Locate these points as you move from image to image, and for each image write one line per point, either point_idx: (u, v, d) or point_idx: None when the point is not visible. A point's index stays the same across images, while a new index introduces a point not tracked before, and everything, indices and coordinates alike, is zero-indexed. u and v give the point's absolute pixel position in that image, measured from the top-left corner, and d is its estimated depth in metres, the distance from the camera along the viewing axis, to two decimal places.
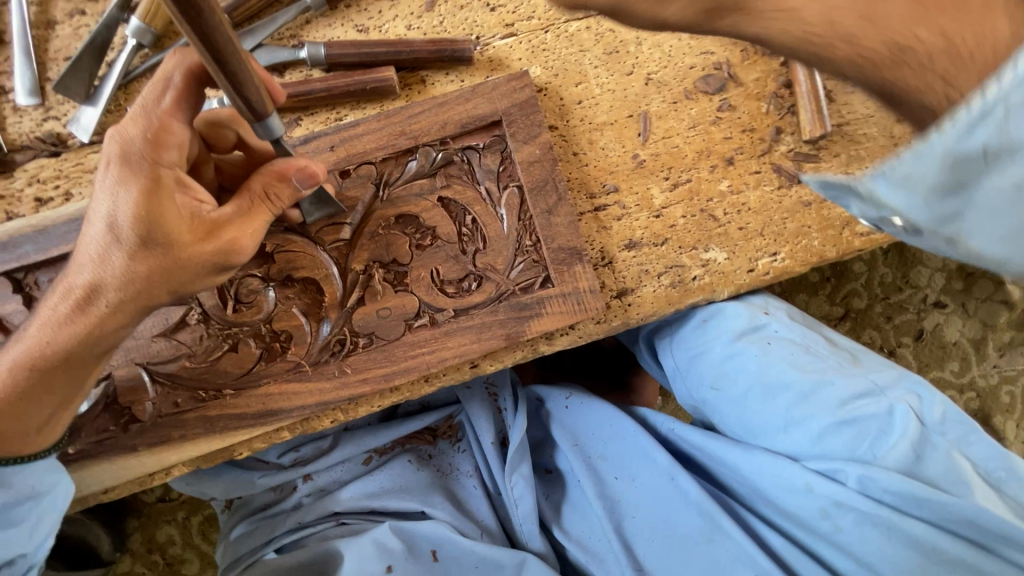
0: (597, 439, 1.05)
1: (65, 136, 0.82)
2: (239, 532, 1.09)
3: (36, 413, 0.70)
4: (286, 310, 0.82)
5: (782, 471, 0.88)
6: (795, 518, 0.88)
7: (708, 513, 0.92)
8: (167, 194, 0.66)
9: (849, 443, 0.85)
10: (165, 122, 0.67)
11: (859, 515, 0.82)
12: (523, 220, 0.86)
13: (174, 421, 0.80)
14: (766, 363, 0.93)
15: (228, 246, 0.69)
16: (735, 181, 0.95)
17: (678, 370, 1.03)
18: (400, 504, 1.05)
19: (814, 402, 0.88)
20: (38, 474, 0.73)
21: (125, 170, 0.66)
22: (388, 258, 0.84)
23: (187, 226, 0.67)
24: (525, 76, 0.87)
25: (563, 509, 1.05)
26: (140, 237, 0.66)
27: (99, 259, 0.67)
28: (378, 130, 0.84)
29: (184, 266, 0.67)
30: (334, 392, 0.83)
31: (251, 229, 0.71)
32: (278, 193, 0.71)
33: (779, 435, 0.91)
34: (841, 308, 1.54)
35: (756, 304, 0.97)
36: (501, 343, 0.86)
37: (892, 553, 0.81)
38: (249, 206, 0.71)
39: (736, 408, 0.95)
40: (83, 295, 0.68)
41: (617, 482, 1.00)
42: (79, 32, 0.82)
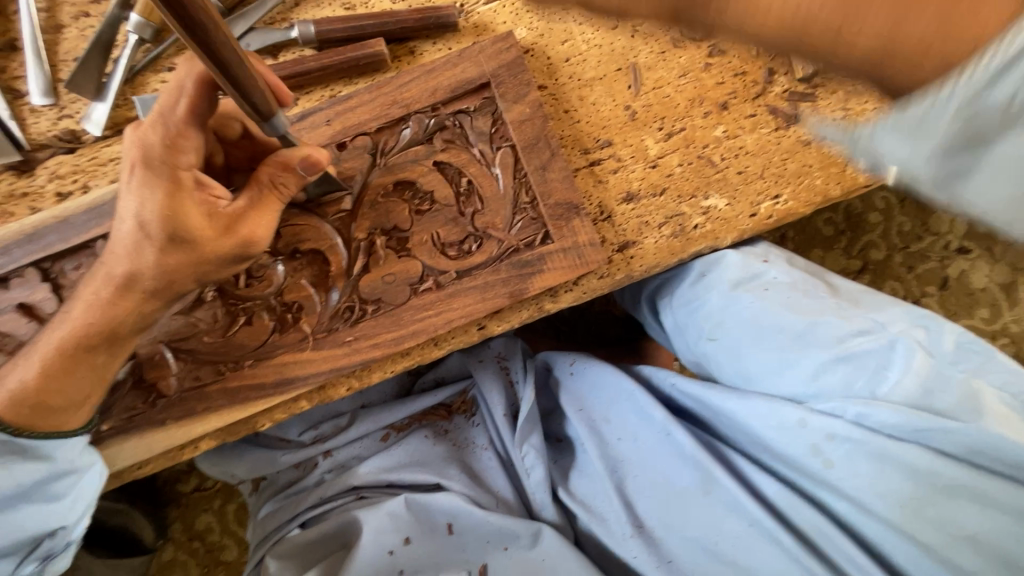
0: (600, 402, 1.05)
1: (80, 132, 0.86)
2: (266, 511, 1.13)
3: (70, 391, 0.75)
4: (295, 282, 0.85)
5: (775, 410, 0.86)
6: (789, 462, 0.87)
7: (701, 464, 0.91)
8: (186, 193, 0.71)
9: (846, 379, 0.85)
10: (181, 129, 0.72)
11: (853, 447, 0.81)
12: (519, 178, 0.88)
13: (197, 395, 0.84)
14: (762, 310, 0.92)
15: (249, 240, 0.74)
16: (730, 126, 0.94)
17: (678, 326, 1.03)
18: (417, 477, 1.06)
19: (807, 342, 0.87)
20: (77, 450, 0.78)
21: (154, 168, 0.70)
22: (389, 225, 0.86)
23: (208, 223, 0.72)
24: (510, 37, 0.88)
25: (569, 472, 1.05)
26: (167, 233, 0.70)
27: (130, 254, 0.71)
28: (371, 102, 0.86)
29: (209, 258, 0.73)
30: (345, 358, 0.85)
31: (266, 222, 0.76)
32: (286, 181, 0.75)
33: (774, 379, 0.90)
34: (859, 261, 1.51)
35: (756, 253, 0.96)
36: (506, 301, 0.87)
37: (887, 485, 0.79)
38: (260, 196, 0.75)
39: (732, 357, 0.94)
40: (119, 284, 0.73)
41: (620, 443, 1.00)
42: (85, 33, 0.87)
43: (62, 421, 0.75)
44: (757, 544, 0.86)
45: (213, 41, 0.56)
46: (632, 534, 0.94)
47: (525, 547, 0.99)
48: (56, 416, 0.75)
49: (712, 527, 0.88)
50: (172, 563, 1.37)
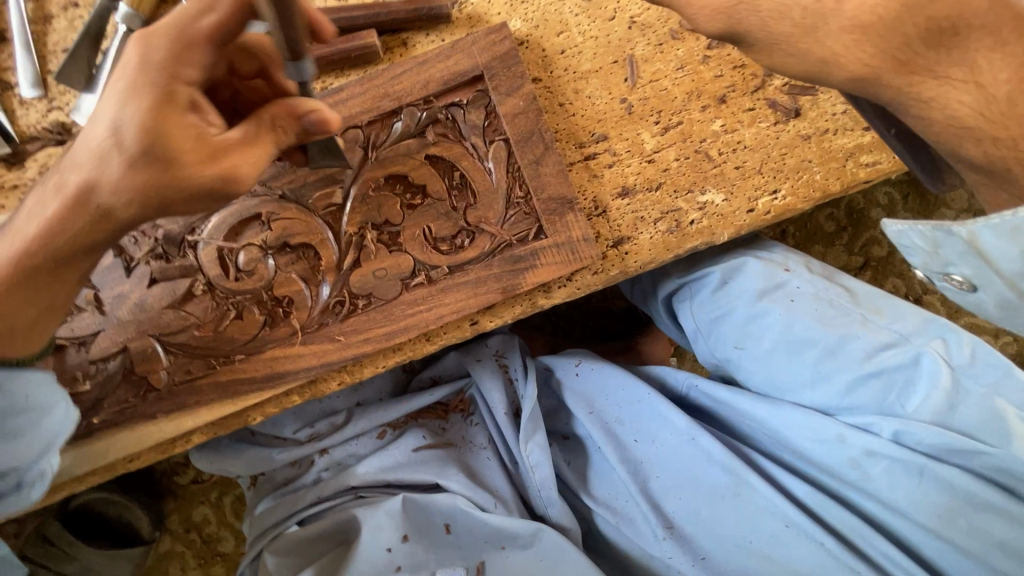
0: (614, 402, 1.00)
1: (69, 124, 0.85)
2: (263, 507, 1.13)
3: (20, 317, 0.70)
4: (286, 276, 0.84)
5: (812, 423, 0.85)
6: (825, 468, 0.86)
7: (733, 469, 0.88)
8: (177, 109, 0.66)
9: (878, 394, 0.83)
10: (195, 42, 0.68)
11: (892, 462, 0.80)
12: (512, 172, 0.86)
13: (188, 388, 0.84)
14: (790, 321, 0.88)
15: (230, 171, 0.67)
16: (728, 120, 0.93)
17: (699, 331, 0.99)
18: (415, 476, 1.06)
19: (839, 357, 0.85)
20: (36, 386, 0.75)
21: (140, 80, 0.65)
22: (380, 220, 0.85)
23: (191, 145, 0.66)
24: (504, 28, 0.87)
25: (587, 476, 1.03)
26: (144, 145, 0.64)
27: (96, 160, 0.65)
28: (362, 94, 0.85)
29: (180, 184, 0.65)
30: (337, 354, 0.85)
31: (252, 157, 0.69)
32: (286, 125, 0.71)
33: (805, 389, 0.88)
34: (861, 257, 1.49)
35: (777, 261, 0.93)
36: (498, 297, 0.86)
37: (923, 500, 0.78)
38: (256, 133, 0.70)
39: (760, 366, 0.91)
40: (74, 196, 0.66)
41: (637, 444, 0.97)
42: (73, 24, 0.86)
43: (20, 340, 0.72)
44: (797, 545, 0.83)
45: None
46: (663, 536, 0.91)
47: (523, 546, 1.00)
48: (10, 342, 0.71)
49: (747, 527, 0.86)
50: (170, 553, 1.38)
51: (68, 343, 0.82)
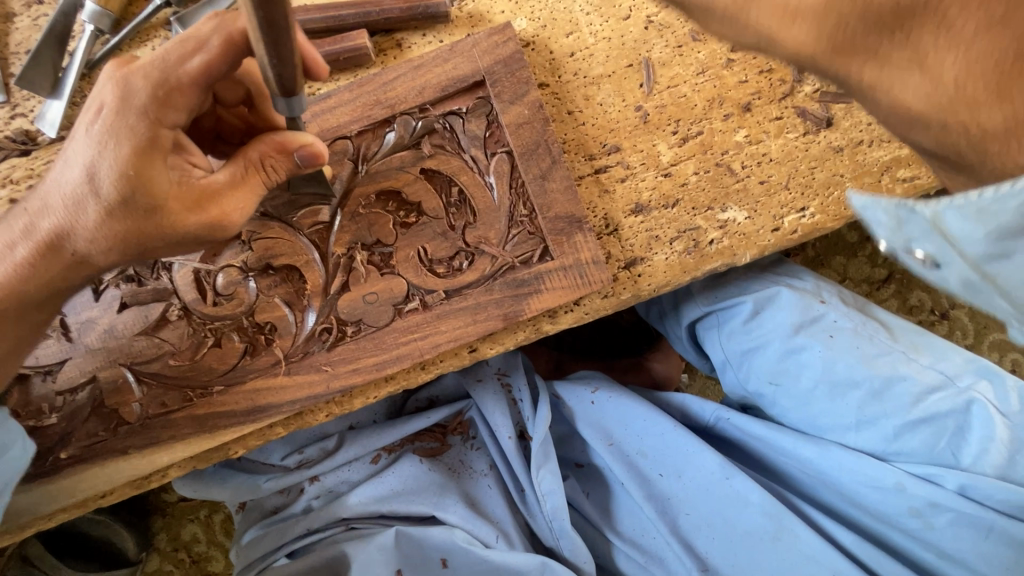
0: (633, 434, 0.92)
1: (35, 133, 0.79)
2: (250, 536, 1.07)
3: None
4: (268, 300, 0.77)
5: (866, 470, 0.77)
6: (874, 513, 0.79)
7: (774, 512, 0.81)
8: (160, 155, 0.61)
9: (930, 442, 0.75)
10: (180, 83, 0.61)
11: (956, 516, 0.72)
12: (515, 187, 0.79)
13: (163, 422, 0.77)
14: (832, 359, 0.80)
15: (218, 220, 0.63)
16: (753, 130, 0.85)
17: (729, 363, 0.90)
18: (410, 507, 0.99)
19: (886, 400, 0.77)
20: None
21: (118, 123, 0.60)
22: (371, 240, 0.78)
23: (176, 193, 0.62)
24: (508, 28, 0.79)
25: (612, 509, 0.96)
26: (120, 196, 0.60)
27: (72, 208, 0.62)
28: (352, 101, 0.77)
29: (166, 232, 0.62)
30: (324, 385, 0.78)
31: (241, 202, 0.65)
32: (274, 165, 0.65)
33: (848, 433, 0.80)
34: (885, 270, 1.40)
35: (810, 292, 0.85)
36: (499, 324, 0.79)
37: (991, 556, 0.71)
38: (243, 175, 0.65)
39: (798, 405, 0.83)
40: (46, 240, 0.63)
41: (663, 479, 0.88)
42: (38, 23, 0.79)
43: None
44: None
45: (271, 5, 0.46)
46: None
47: None
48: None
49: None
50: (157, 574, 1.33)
51: (33, 373, 0.76)
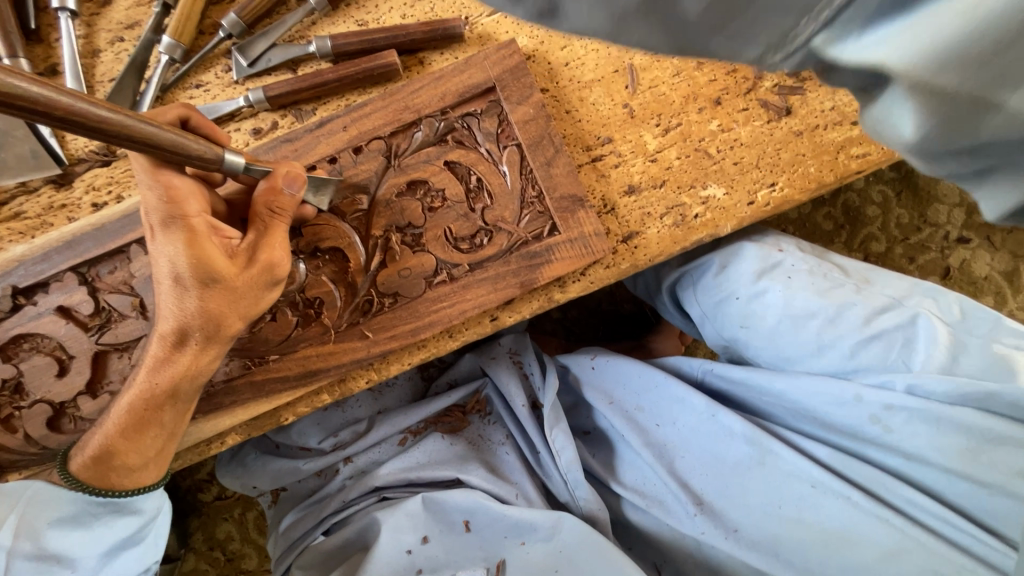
0: (632, 393, 1.09)
1: (115, 147, 0.93)
2: (289, 521, 1.15)
3: (151, 446, 0.80)
4: (317, 279, 0.89)
5: (831, 388, 0.93)
6: (842, 429, 0.95)
7: (755, 439, 0.96)
8: (205, 238, 0.74)
9: (884, 354, 0.93)
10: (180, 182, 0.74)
11: (911, 414, 0.88)
12: (525, 174, 0.92)
13: (225, 389, 0.88)
14: (790, 298, 0.99)
15: (270, 265, 0.77)
16: (724, 120, 0.99)
17: (705, 317, 1.10)
18: (435, 474, 1.08)
19: (840, 324, 0.96)
20: (156, 496, 0.87)
21: (167, 230, 0.73)
22: (404, 223, 0.91)
23: (229, 260, 0.75)
24: (513, 44, 0.94)
25: (615, 466, 1.08)
26: (199, 280, 0.73)
27: (176, 309, 0.75)
28: (384, 108, 0.91)
29: (242, 292, 0.76)
30: (366, 351, 0.89)
31: (280, 244, 0.78)
32: (281, 204, 0.78)
33: (812, 359, 0.98)
34: (860, 254, 1.53)
35: (770, 246, 1.04)
36: (516, 291, 0.91)
37: (941, 444, 0.86)
38: (265, 226, 0.77)
39: (766, 341, 1.02)
40: (171, 340, 0.76)
41: (660, 428, 1.05)
42: (120, 56, 0.94)
43: (141, 476, 0.81)
44: (824, 503, 0.89)
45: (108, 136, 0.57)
46: (694, 513, 0.96)
47: (542, 539, 1.01)
48: (133, 473, 0.80)
49: (774, 493, 0.92)
50: (194, 572, 1.39)
51: (111, 350, 0.87)
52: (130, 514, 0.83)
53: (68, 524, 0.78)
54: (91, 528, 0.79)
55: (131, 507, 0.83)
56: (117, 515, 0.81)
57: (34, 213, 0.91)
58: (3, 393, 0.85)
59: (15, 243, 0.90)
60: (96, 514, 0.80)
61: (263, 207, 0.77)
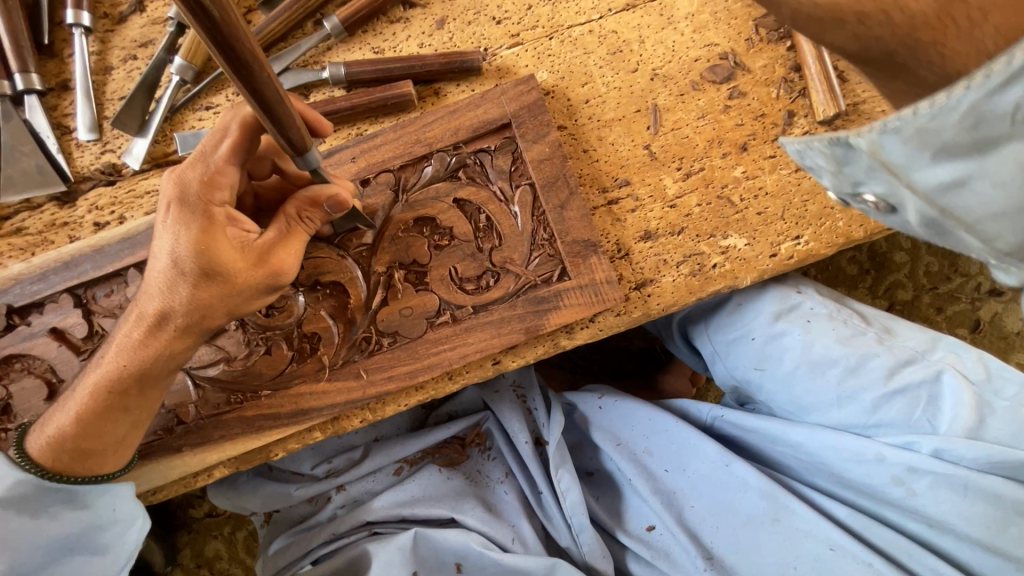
0: (640, 433, 1.04)
1: (120, 166, 0.91)
2: (277, 546, 1.10)
3: (108, 434, 0.76)
4: (315, 313, 0.86)
5: (852, 446, 0.90)
6: (862, 487, 0.92)
7: (771, 494, 0.93)
8: (219, 228, 0.71)
9: (908, 411, 0.90)
10: (220, 167, 0.72)
11: (936, 478, 0.85)
12: (537, 216, 0.89)
13: (214, 422, 0.85)
14: (810, 343, 0.95)
15: (279, 269, 0.74)
16: (750, 167, 0.94)
17: (718, 355, 1.05)
18: (430, 511, 1.03)
19: (862, 376, 0.92)
20: (118, 500, 0.80)
21: (182, 213, 0.71)
22: (408, 260, 0.87)
23: (238, 255, 0.71)
24: (532, 80, 0.90)
25: (621, 512, 1.04)
26: (201, 269, 0.70)
27: (166, 290, 0.71)
28: (396, 140, 0.88)
29: (242, 290, 0.72)
30: (361, 391, 0.86)
31: (293, 251, 0.76)
32: (311, 217, 0.77)
33: (831, 411, 0.95)
34: (885, 301, 1.46)
35: (789, 284, 0.99)
36: (521, 337, 0.87)
37: (967, 511, 0.83)
38: (287, 228, 0.76)
39: (782, 386, 0.98)
40: (153, 321, 0.72)
41: (669, 474, 1.00)
42: (132, 75, 0.92)
43: (98, 464, 0.77)
44: (845, 565, 0.87)
45: (260, 86, 0.55)
46: (704, 567, 0.93)
47: None
48: (89, 461, 0.76)
49: (790, 553, 0.90)
50: None
51: None
52: (78, 509, 0.76)
53: (13, 506, 0.73)
54: (36, 518, 0.74)
55: (83, 502, 0.77)
56: (61, 509, 0.76)
57: (36, 229, 0.90)
58: None
59: (15, 260, 0.88)
60: (47, 502, 0.75)
61: (295, 211, 0.76)
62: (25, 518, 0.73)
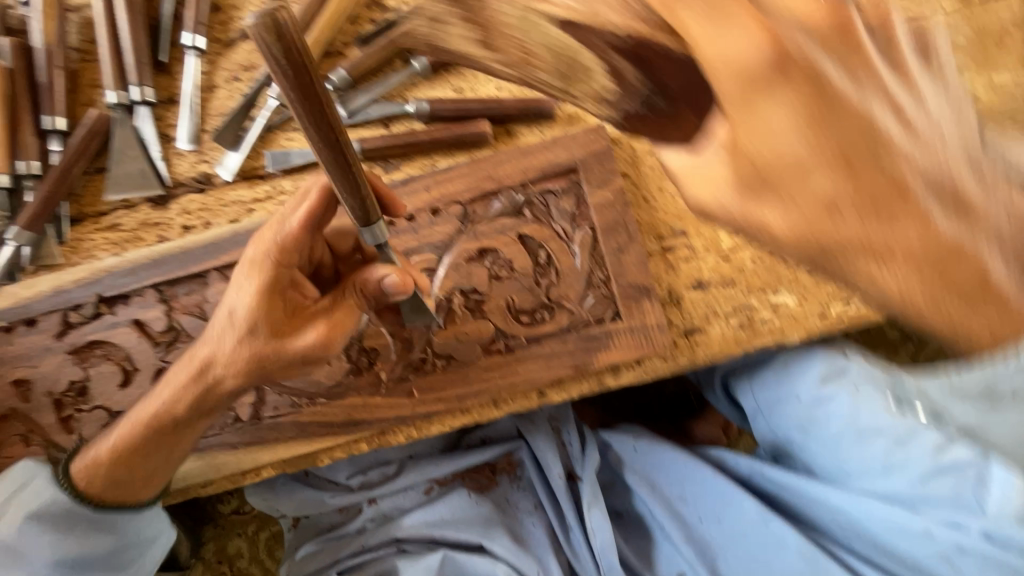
0: (674, 481, 1.05)
1: (212, 175, 0.98)
2: (305, 552, 1.13)
3: (146, 465, 0.82)
4: (375, 329, 0.90)
5: (896, 517, 0.90)
6: (905, 560, 0.91)
7: (809, 556, 0.93)
8: (279, 294, 0.78)
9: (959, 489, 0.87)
10: (292, 232, 0.79)
11: (984, 560, 0.83)
12: (595, 256, 0.92)
13: (271, 423, 0.89)
14: (856, 408, 0.95)
15: (324, 340, 0.80)
16: None
17: (760, 411, 1.06)
18: (460, 535, 1.06)
19: (910, 448, 0.90)
20: (144, 522, 0.90)
21: (250, 272, 0.78)
22: (469, 287, 0.91)
23: (281, 324, 0.79)
24: (601, 128, 0.95)
25: (653, 555, 1.06)
26: (248, 326, 0.77)
27: (217, 339, 0.78)
28: (468, 174, 0.94)
29: (282, 354, 0.79)
30: (412, 408, 0.90)
31: (340, 326, 0.81)
32: (369, 291, 0.82)
33: (876, 479, 0.94)
34: None
35: (837, 348, 0.99)
36: (569, 372, 0.90)
37: None
38: (337, 300, 0.82)
39: (826, 449, 0.98)
40: (199, 367, 0.79)
41: (702, 523, 1.02)
42: (233, 94, 1.00)
43: (133, 494, 0.85)
44: None
45: (339, 149, 0.61)
46: None
47: None
48: (127, 489, 0.84)
49: None
50: None
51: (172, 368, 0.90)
52: (105, 533, 0.86)
53: (53, 523, 0.84)
54: (71, 534, 0.85)
55: (110, 525, 0.87)
56: (93, 531, 0.86)
57: (129, 226, 0.97)
58: (68, 394, 0.89)
59: (107, 252, 0.96)
60: (80, 523, 0.85)
61: (354, 288, 0.81)
62: (53, 536, 0.84)
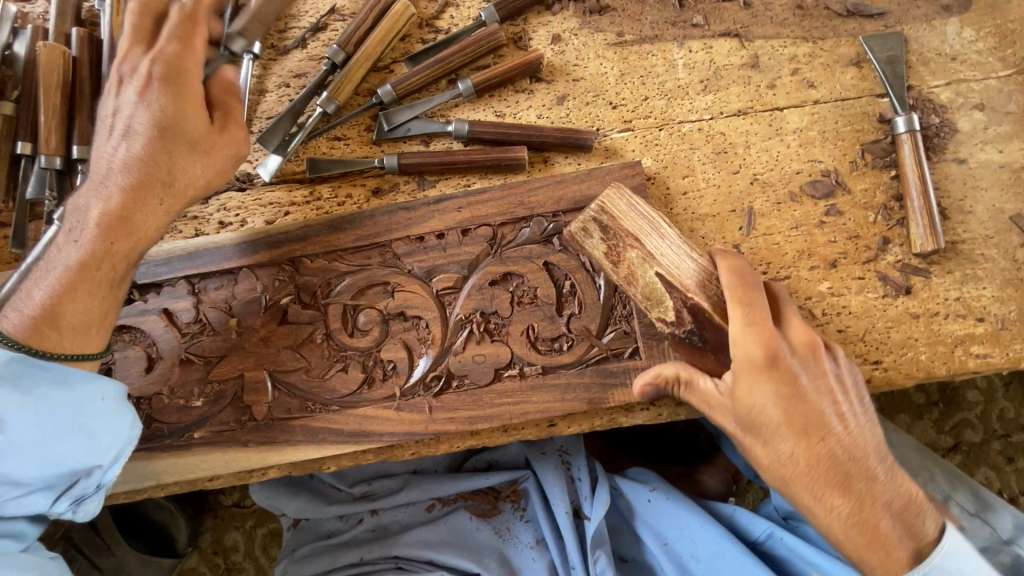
0: (687, 538, 1.03)
1: (253, 176, 1.01)
2: (301, 554, 1.13)
3: (93, 308, 0.80)
4: (394, 342, 0.92)
5: None
6: None
7: None
8: (190, 95, 0.83)
9: None
10: (185, 78, 0.84)
11: None
12: (619, 292, 0.92)
13: (283, 425, 0.90)
14: None
15: (202, 146, 0.84)
16: (836, 284, 0.95)
17: None
18: (459, 562, 1.04)
19: None
20: (103, 404, 0.76)
21: (168, 69, 0.83)
22: (490, 309, 0.92)
23: (193, 123, 0.83)
24: (638, 165, 0.95)
25: None
26: (166, 128, 0.82)
27: (129, 133, 0.83)
28: (501, 199, 0.94)
29: (188, 144, 0.83)
30: (422, 426, 0.89)
31: (222, 148, 0.86)
32: (232, 129, 0.87)
33: None
34: (951, 438, 1.38)
35: None
36: (583, 406, 0.89)
37: None
38: (222, 128, 0.86)
39: None
40: (119, 166, 0.82)
41: None
42: (283, 100, 1.04)
43: (79, 340, 0.79)
44: None
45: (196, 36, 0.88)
46: None
47: None
48: (76, 338, 0.79)
49: None
50: (192, 572, 1.40)
51: (195, 360, 0.92)
52: (62, 387, 0.73)
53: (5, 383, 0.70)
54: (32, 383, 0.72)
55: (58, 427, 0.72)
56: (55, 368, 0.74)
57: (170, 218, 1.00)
58: None
59: None
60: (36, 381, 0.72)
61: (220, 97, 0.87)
62: (18, 396, 0.70)
